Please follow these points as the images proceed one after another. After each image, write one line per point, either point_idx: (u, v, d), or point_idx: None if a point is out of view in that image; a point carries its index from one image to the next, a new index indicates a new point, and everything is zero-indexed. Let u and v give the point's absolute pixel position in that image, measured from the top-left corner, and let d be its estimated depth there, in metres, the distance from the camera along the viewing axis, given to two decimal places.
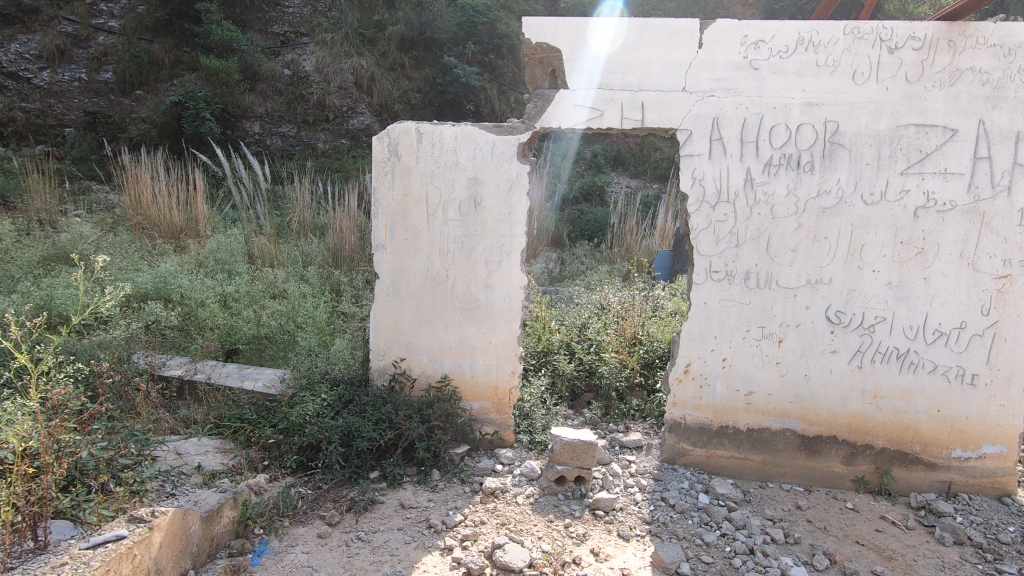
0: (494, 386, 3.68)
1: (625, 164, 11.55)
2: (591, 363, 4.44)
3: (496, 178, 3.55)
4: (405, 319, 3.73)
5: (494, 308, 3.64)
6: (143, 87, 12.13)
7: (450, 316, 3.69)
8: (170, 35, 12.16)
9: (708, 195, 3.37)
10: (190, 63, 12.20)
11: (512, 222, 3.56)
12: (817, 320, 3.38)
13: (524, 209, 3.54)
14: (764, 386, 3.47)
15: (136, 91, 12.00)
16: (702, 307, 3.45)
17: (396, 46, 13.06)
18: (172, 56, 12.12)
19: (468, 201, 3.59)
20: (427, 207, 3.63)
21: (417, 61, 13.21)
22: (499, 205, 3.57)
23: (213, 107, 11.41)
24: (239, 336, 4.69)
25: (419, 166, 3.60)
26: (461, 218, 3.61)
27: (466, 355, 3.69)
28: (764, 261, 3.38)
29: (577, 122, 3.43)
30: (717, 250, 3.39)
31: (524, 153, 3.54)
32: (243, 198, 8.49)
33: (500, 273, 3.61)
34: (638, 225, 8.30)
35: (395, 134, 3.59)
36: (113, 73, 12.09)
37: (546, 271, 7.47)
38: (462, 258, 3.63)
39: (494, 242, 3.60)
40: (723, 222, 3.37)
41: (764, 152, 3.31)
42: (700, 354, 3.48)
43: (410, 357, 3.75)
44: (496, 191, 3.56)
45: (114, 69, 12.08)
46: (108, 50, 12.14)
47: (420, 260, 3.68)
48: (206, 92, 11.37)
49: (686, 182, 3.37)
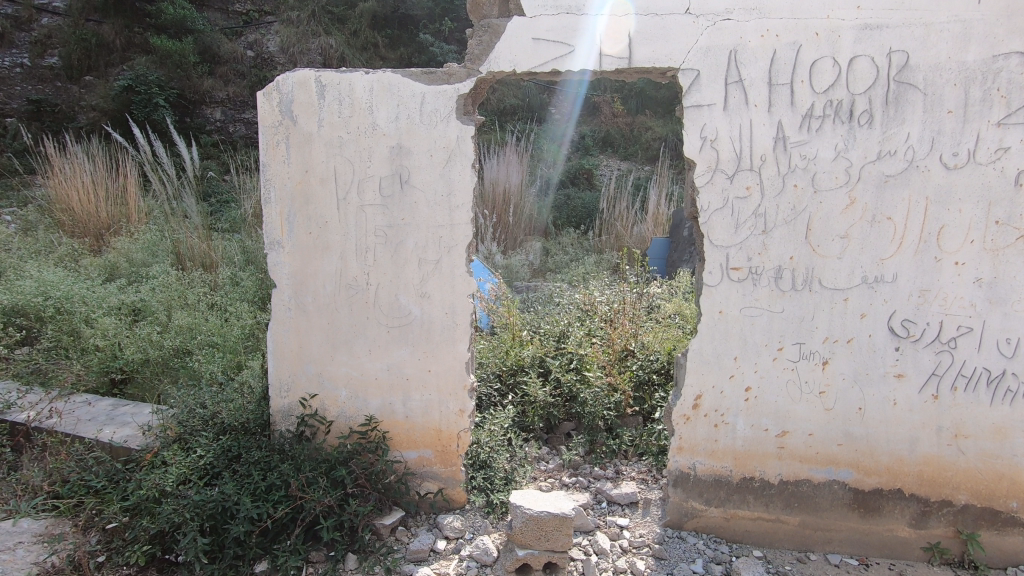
0: (436, 429, 2.73)
1: (614, 144, 10.47)
2: (570, 386, 3.49)
3: (428, 146, 2.56)
4: (315, 341, 2.76)
5: (433, 324, 2.67)
6: (93, 73, 10.83)
7: (375, 338, 2.72)
8: (120, 15, 10.92)
9: (723, 162, 2.41)
10: (143, 45, 10.97)
11: (452, 207, 2.58)
12: (876, 333, 2.44)
13: (466, 188, 2.56)
14: (803, 424, 2.53)
15: (84, 77, 10.70)
16: (717, 317, 2.50)
17: (368, 24, 11.82)
18: (124, 38, 10.84)
19: (392, 179, 2.60)
20: (337, 188, 2.63)
21: (392, 39, 12.02)
22: (432, 184, 2.58)
23: (168, 93, 10.18)
24: (125, 361, 3.67)
25: (323, 132, 2.60)
26: (383, 203, 2.62)
27: (398, 389, 2.73)
28: (802, 252, 2.42)
29: (536, 63, 2.45)
30: (736, 239, 2.44)
31: (466, 110, 2.55)
32: (170, 185, 7.20)
33: (438, 278, 2.64)
34: (629, 210, 7.34)
35: (288, 87, 2.58)
36: (59, 57, 10.77)
37: (528, 264, 6.48)
38: (387, 258, 2.65)
39: (429, 235, 2.62)
40: (745, 200, 2.42)
41: (802, 100, 2.34)
42: (714, 382, 2.54)
43: (323, 393, 2.78)
44: (428, 164, 2.57)
45: (59, 52, 10.75)
46: (53, 32, 10.85)
47: (331, 262, 2.69)
48: (159, 75, 10.17)
49: (693, 145, 2.41)
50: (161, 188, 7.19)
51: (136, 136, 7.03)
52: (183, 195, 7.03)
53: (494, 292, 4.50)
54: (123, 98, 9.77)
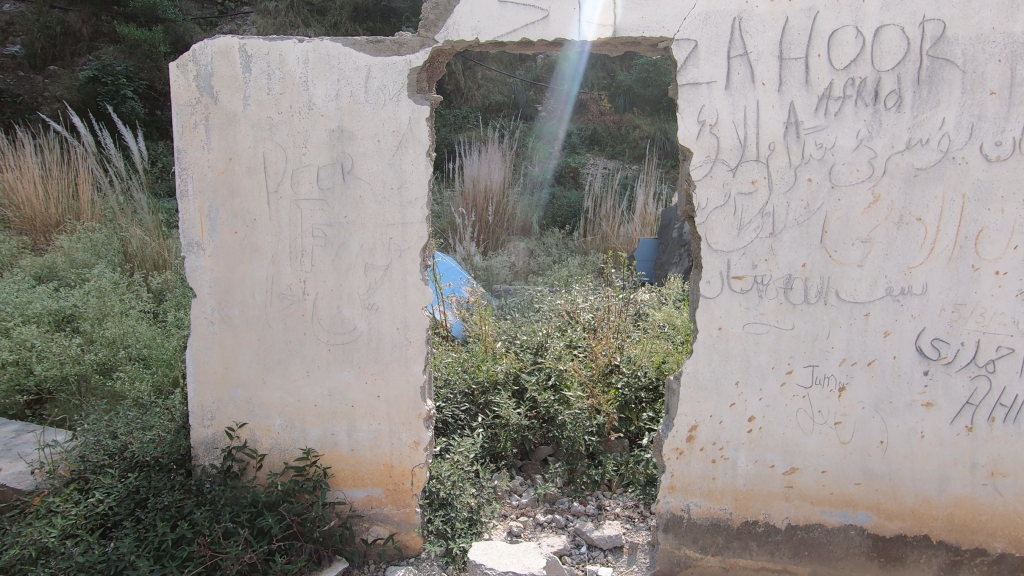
0: (387, 465, 2.32)
1: (602, 143, 10.02)
2: (548, 407, 3.09)
3: (374, 129, 2.14)
4: (243, 361, 2.33)
5: (383, 341, 2.26)
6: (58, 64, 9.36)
7: (314, 358, 2.30)
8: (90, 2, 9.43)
9: (725, 151, 2.03)
10: (115, 36, 9.44)
11: (403, 204, 2.17)
12: (902, 354, 2.07)
13: (420, 181, 2.15)
14: (815, 460, 2.16)
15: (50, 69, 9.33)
16: (717, 335, 2.12)
17: (349, 17, 11.09)
18: (91, 27, 9.36)
19: (332, 168, 2.18)
20: (267, 180, 2.20)
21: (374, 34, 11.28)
22: (380, 175, 2.17)
23: (139, 85, 8.74)
24: (40, 379, 3.21)
25: (249, 112, 2.17)
26: (321, 197, 2.19)
27: (342, 417, 2.31)
28: (816, 259, 2.05)
29: (502, 31, 2.05)
30: (739, 243, 2.07)
31: (420, 87, 2.15)
32: (116, 179, 6.33)
33: (388, 287, 2.22)
34: (615, 210, 6.95)
35: (207, 57, 2.16)
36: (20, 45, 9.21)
37: (509, 265, 6.06)
38: (327, 264, 2.23)
39: (377, 236, 2.20)
40: (750, 196, 2.04)
41: (818, 78, 1.97)
42: (713, 411, 2.16)
43: (253, 421, 2.35)
44: (374, 152, 2.15)
45: (24, 40, 9.21)
46: (15, 18, 9.32)
47: (261, 267, 2.26)
48: (129, 65, 8.72)
49: (689, 130, 2.02)
50: (106, 182, 6.34)
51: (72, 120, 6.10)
52: (132, 189, 6.30)
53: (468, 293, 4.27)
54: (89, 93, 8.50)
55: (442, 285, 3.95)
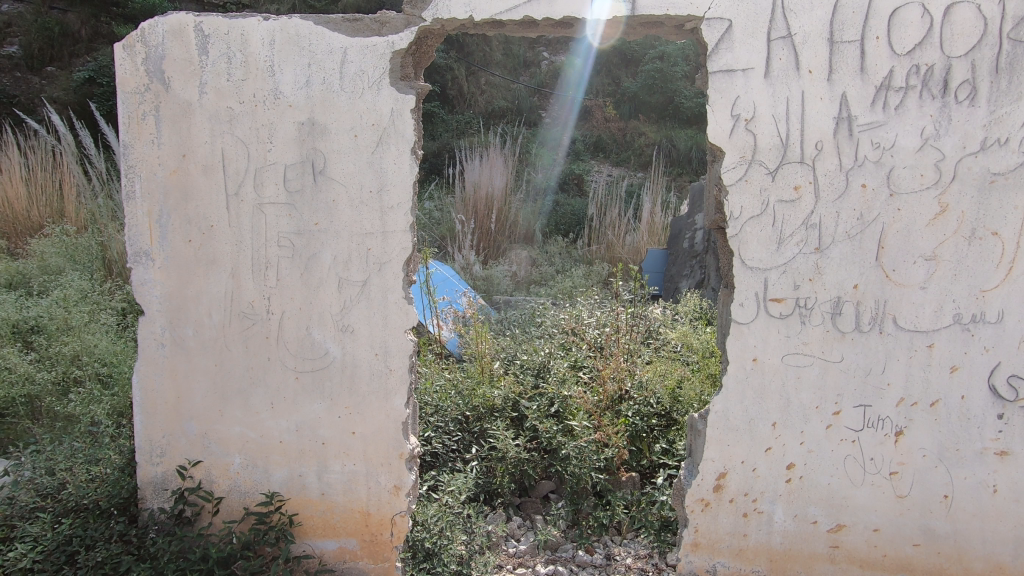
0: (363, 513, 2.00)
1: (607, 151, 9.44)
2: (550, 439, 2.76)
3: (349, 123, 1.83)
4: (198, 390, 2.00)
5: (359, 369, 1.94)
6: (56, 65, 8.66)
7: (279, 388, 1.98)
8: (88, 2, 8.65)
9: (763, 151, 1.71)
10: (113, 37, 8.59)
11: (383, 210, 1.86)
12: (971, 395, 1.75)
13: (403, 183, 1.84)
14: (865, 516, 1.83)
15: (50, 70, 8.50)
16: (752, 368, 1.80)
17: None
18: (90, 30, 8.53)
19: (302, 168, 1.87)
20: (226, 181, 1.89)
21: None
22: (356, 176, 1.85)
23: None
24: None
25: (206, 102, 1.87)
26: (288, 200, 1.88)
27: (311, 457, 1.99)
28: (871, 280, 1.74)
29: (500, 8, 1.75)
30: (779, 259, 1.75)
31: (405, 73, 1.84)
32: (97, 181, 5.92)
33: (365, 306, 1.91)
34: (621, 218, 6.63)
35: (158, 37, 1.85)
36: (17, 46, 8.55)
37: (510, 274, 5.73)
38: (296, 279, 1.92)
39: (353, 246, 1.88)
40: (793, 204, 1.72)
41: (876, 65, 1.65)
42: (745, 456, 1.84)
43: (208, 460, 2.03)
44: (351, 149, 1.84)
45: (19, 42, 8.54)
46: (13, 21, 8.69)
47: (219, 282, 1.94)
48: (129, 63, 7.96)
49: (720, 126, 1.71)
50: (87, 184, 5.92)
51: (50, 118, 5.70)
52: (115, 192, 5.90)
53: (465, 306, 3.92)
54: (86, 92, 7.83)
55: (435, 296, 3.64)
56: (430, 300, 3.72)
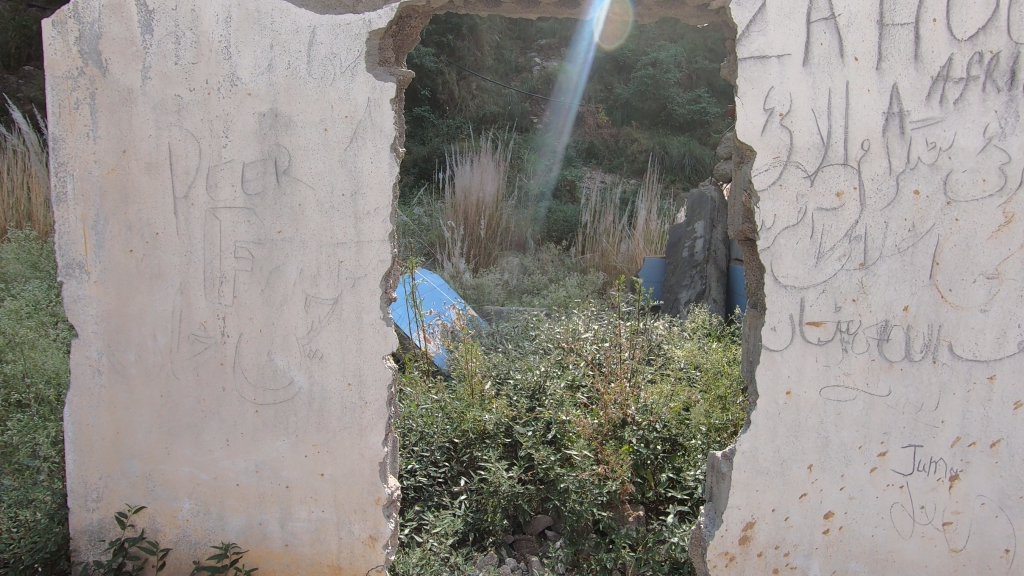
0: (332, 567, 1.72)
1: (599, 157, 9.12)
2: (547, 469, 2.49)
3: (318, 114, 1.57)
4: (140, 424, 1.72)
5: (329, 402, 1.67)
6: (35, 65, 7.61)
7: (235, 422, 1.69)
8: None
9: (800, 151, 1.47)
10: None
11: (357, 216, 1.59)
12: None
13: (381, 185, 1.58)
14: (915, 573, 1.58)
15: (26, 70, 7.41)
16: (786, 402, 1.55)
17: None
18: None
19: (263, 167, 1.60)
20: (174, 182, 1.62)
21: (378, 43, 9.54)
22: (326, 176, 1.59)
23: None
24: None
25: (150, 89, 1.60)
26: (246, 204, 1.61)
27: (272, 502, 1.71)
28: (924, 301, 1.50)
29: None
30: (817, 276, 1.51)
31: (384, 57, 1.58)
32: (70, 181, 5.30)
33: (336, 328, 1.64)
34: (616, 224, 6.38)
35: (94, 12, 1.58)
36: None
37: (501, 283, 5.45)
38: (256, 297, 1.64)
39: (322, 259, 1.62)
40: (835, 212, 1.48)
41: (933, 52, 1.43)
42: (777, 504, 1.59)
43: (153, 505, 1.74)
44: (319, 145, 1.58)
45: None
46: None
47: (165, 300, 1.66)
48: None
49: (751, 122, 1.47)
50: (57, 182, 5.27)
51: (11, 112, 5.30)
52: None
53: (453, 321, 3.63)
54: None
55: (421, 309, 3.38)
56: (416, 313, 3.45)
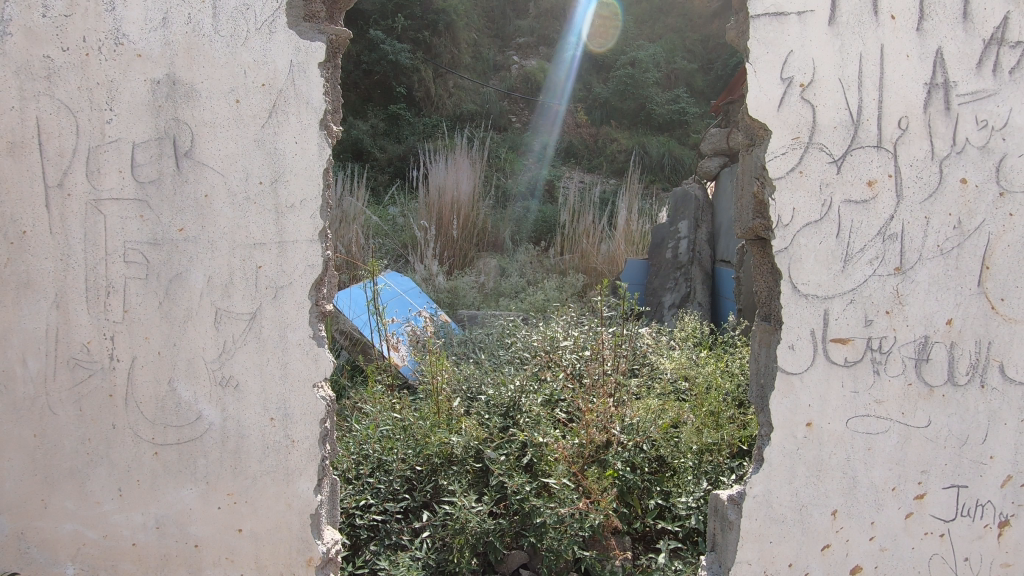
0: None
1: (578, 156, 8.81)
2: (522, 501, 2.16)
3: (228, 82, 1.25)
4: (9, 470, 1.37)
5: (247, 442, 1.34)
6: None
7: (130, 467, 1.36)
8: None
9: (825, 130, 1.20)
10: None
11: (279, 210, 1.27)
12: None
13: (308, 171, 1.26)
14: None
15: None
16: (805, 435, 1.28)
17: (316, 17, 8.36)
18: None
19: (158, 149, 1.26)
20: (45, 167, 1.28)
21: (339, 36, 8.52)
22: (239, 160, 1.26)
23: None
24: None
25: (11, 48, 1.25)
26: (137, 194, 1.28)
27: (179, 564, 1.38)
28: (972, 313, 1.24)
29: None
30: (844, 283, 1.24)
31: (312, 12, 1.27)
32: None
33: (255, 350, 1.31)
34: (596, 225, 6.09)
35: None
36: None
37: (477, 286, 5.12)
38: (154, 312, 1.31)
39: (235, 264, 1.29)
40: (866, 205, 1.22)
41: (984, 10, 1.18)
42: (795, 557, 1.31)
43: (27, 569, 1.39)
44: (229, 121, 1.25)
45: None
46: None
47: (38, 315, 1.32)
48: None
49: (767, 93, 1.20)
50: None
51: None
52: None
53: (420, 330, 3.27)
54: None
55: (385, 316, 3.03)
56: (379, 321, 3.10)
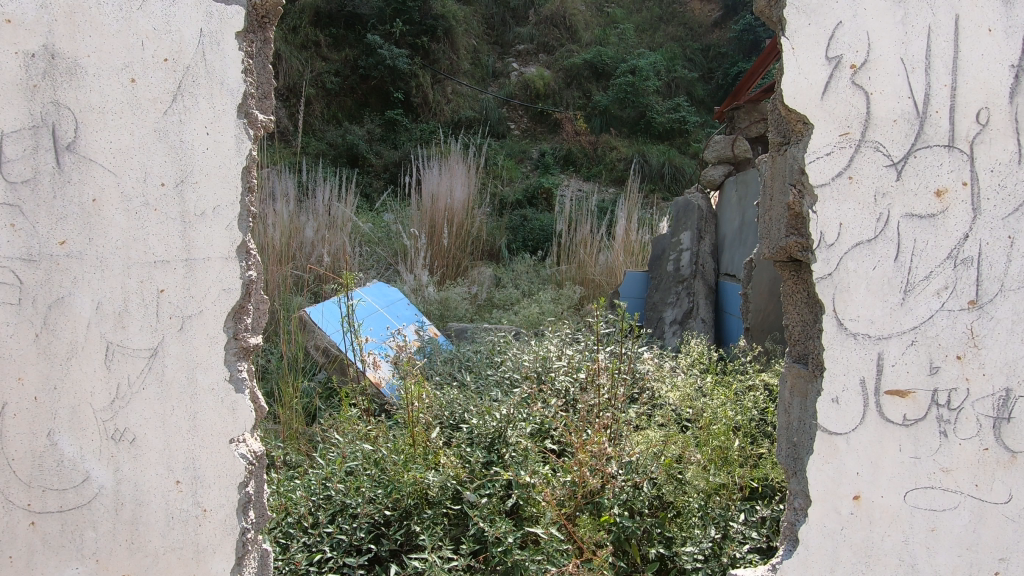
0: None
1: (577, 164, 8.56)
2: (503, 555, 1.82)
3: (119, 56, 0.98)
4: None
5: (146, 510, 1.06)
6: None
7: None
8: None
9: (882, 124, 0.96)
10: None
11: (185, 219, 1.01)
12: None
13: (222, 171, 1.01)
14: None
15: None
16: (852, 511, 1.01)
17: (310, 20, 8.00)
18: None
19: (32, 141, 0.99)
20: None
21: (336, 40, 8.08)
22: (134, 155, 1.00)
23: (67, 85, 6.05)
24: None
25: None
26: (6, 198, 1.00)
27: None
28: None
29: None
30: (904, 320, 0.98)
31: None
32: None
33: (156, 397, 1.04)
34: (594, 234, 5.82)
35: None
36: None
37: (470, 297, 4.84)
38: (27, 346, 1.03)
39: (131, 287, 1.02)
40: (932, 220, 0.96)
41: None
42: None
43: None
44: (121, 105, 0.99)
45: None
46: None
47: None
48: None
49: (808, 78, 0.97)
50: None
51: None
52: None
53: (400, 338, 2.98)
54: None
55: (360, 334, 2.70)
56: (353, 339, 2.78)
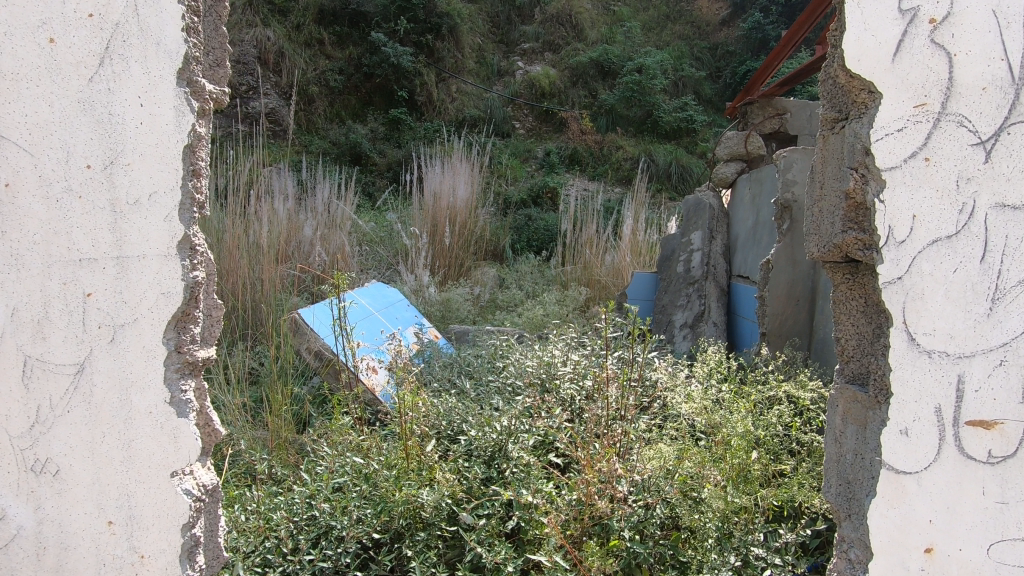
0: None
1: (582, 163, 8.37)
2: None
3: (37, 12, 0.89)
4: None
5: (72, 555, 0.93)
6: None
7: None
8: None
9: (970, 92, 0.88)
10: None
11: (116, 209, 0.91)
12: None
13: (159, 150, 0.93)
14: None
15: None
16: (928, 563, 0.91)
17: (315, 19, 7.76)
18: None
19: None
20: None
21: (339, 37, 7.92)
22: (53, 130, 0.89)
23: None
24: None
25: None
26: None
27: None
28: None
29: None
30: (996, 333, 0.88)
31: None
32: None
33: (84, 421, 0.92)
34: (599, 235, 5.64)
35: None
36: None
37: (472, 298, 4.66)
38: None
39: (53, 296, 0.90)
40: None
41: None
42: None
43: None
44: (40, 70, 0.89)
45: None
46: None
47: None
48: None
49: (879, 40, 0.91)
50: None
51: None
52: None
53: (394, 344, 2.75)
54: None
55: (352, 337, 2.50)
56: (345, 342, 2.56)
